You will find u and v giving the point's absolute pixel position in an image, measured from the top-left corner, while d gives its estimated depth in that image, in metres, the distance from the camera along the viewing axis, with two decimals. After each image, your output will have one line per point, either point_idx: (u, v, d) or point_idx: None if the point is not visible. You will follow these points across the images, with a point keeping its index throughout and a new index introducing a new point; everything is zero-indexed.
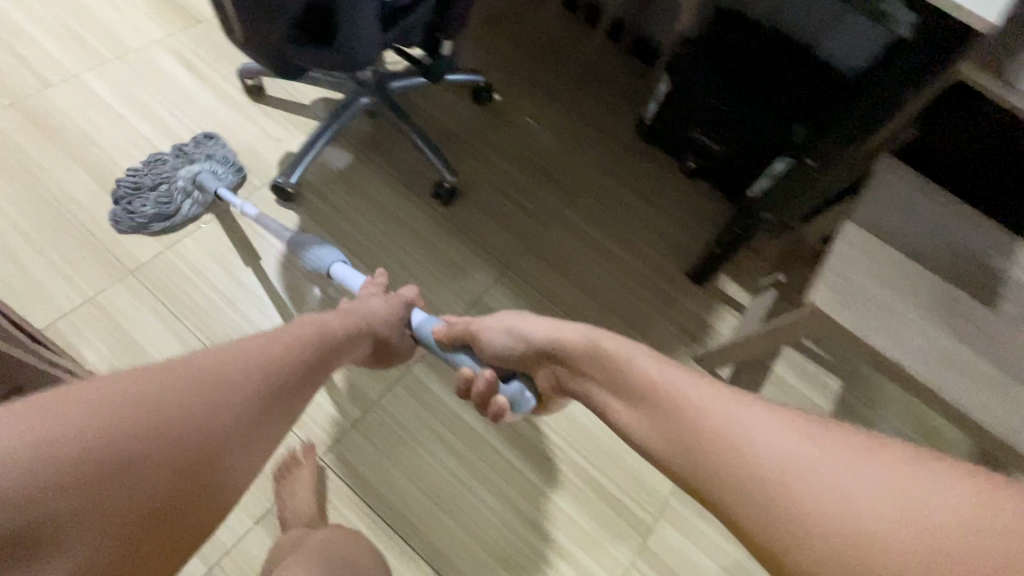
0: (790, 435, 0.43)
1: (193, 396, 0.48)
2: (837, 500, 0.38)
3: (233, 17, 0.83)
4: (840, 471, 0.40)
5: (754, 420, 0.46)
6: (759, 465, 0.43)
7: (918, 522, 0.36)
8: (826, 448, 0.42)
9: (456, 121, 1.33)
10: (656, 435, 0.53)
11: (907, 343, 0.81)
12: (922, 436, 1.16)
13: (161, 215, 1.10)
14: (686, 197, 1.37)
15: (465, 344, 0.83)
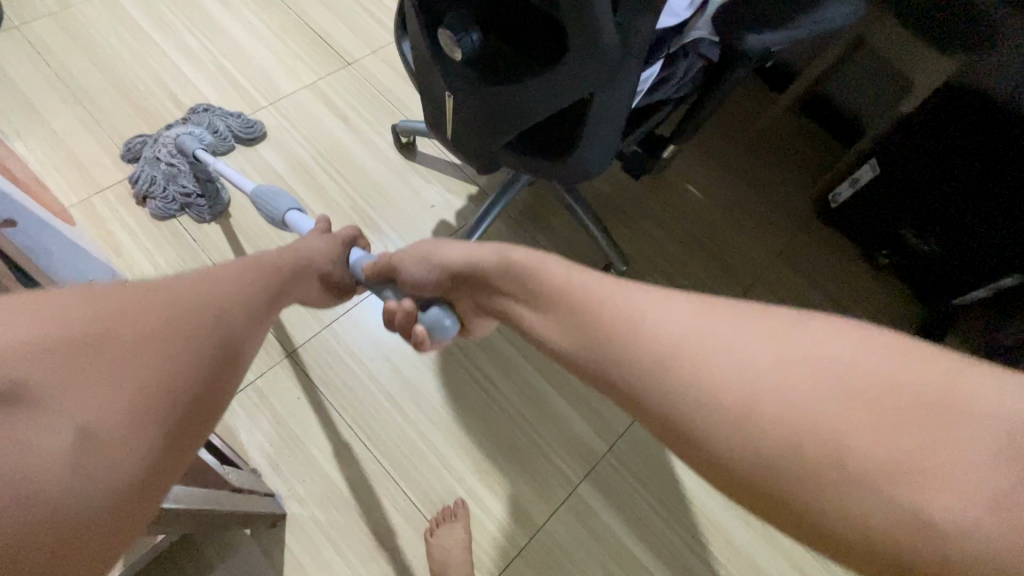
0: (741, 326, 0.39)
1: (169, 299, 0.45)
2: (801, 402, 0.34)
3: (452, 113, 0.73)
4: (767, 360, 0.36)
5: (705, 322, 0.40)
6: (711, 365, 0.37)
7: (909, 429, 0.32)
8: (766, 342, 0.37)
9: (619, 193, 1.21)
10: (581, 347, 0.45)
11: None
12: None
13: (181, 186, 1.11)
14: (872, 295, 1.21)
15: (389, 274, 0.72)
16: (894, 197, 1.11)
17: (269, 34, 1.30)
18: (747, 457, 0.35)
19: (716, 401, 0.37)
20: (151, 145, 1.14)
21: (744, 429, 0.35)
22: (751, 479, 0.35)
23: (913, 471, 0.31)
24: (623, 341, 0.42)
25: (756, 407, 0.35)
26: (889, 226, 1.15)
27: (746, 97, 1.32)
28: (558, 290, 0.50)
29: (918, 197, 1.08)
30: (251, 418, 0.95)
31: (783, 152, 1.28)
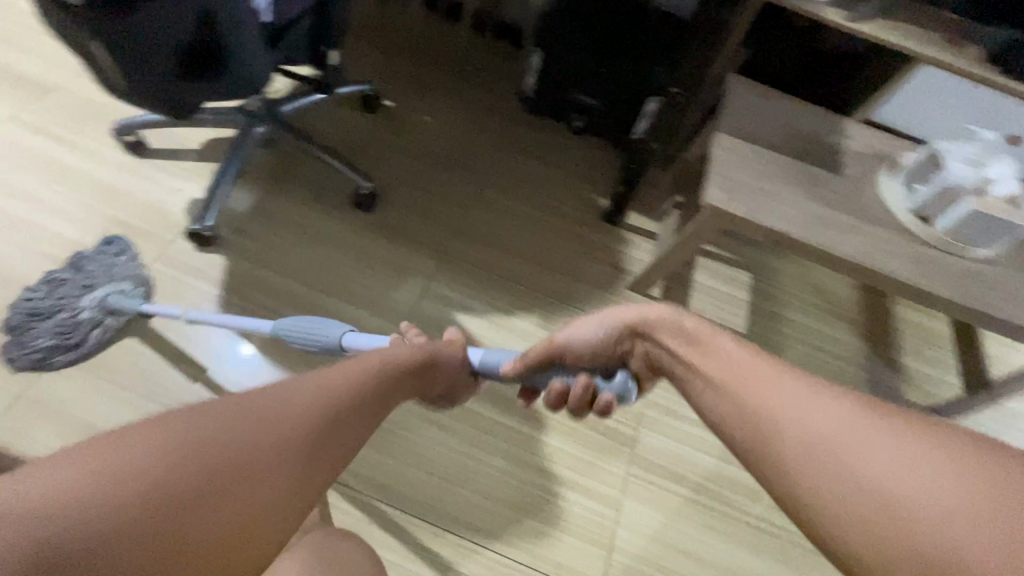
0: (842, 412, 0.50)
1: (264, 435, 0.47)
2: (854, 456, 0.47)
3: (107, 60, 0.79)
4: (816, 415, 0.51)
5: (808, 401, 0.52)
6: (816, 434, 0.49)
7: (906, 476, 0.45)
8: (867, 426, 0.49)
9: (353, 133, 1.37)
10: (720, 399, 0.58)
11: (788, 216, 0.99)
12: (822, 298, 1.37)
13: (37, 337, 1.01)
14: (581, 152, 1.51)
15: (552, 356, 0.74)
16: (555, 73, 1.41)
17: None
18: (788, 473, 0.49)
19: (793, 434, 0.50)
20: (72, 286, 1.04)
21: (802, 466, 0.49)
22: (785, 483, 0.49)
23: (915, 526, 0.42)
24: (746, 391, 0.56)
25: (810, 445, 0.49)
26: (567, 95, 1.44)
27: (442, 32, 1.57)
28: (711, 364, 0.62)
29: (572, 67, 1.38)
30: (50, 430, 0.99)
31: (478, 67, 1.54)
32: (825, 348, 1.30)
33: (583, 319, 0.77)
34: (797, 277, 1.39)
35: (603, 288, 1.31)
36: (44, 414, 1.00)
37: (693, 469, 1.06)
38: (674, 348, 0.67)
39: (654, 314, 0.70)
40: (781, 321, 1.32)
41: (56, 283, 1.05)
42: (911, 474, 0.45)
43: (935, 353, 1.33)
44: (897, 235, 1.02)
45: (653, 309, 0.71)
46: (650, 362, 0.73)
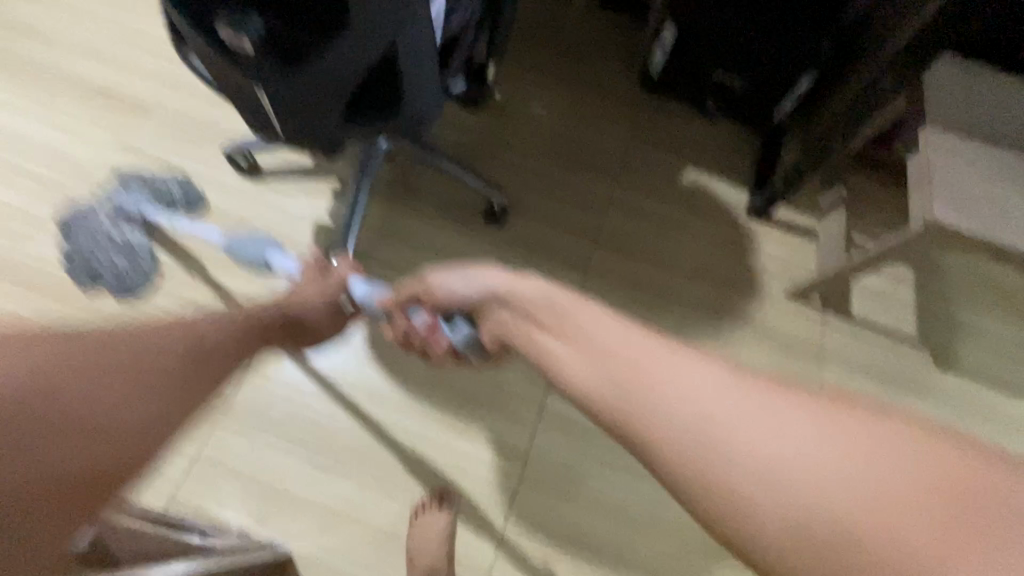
0: (720, 382, 0.40)
1: (184, 349, 0.44)
2: (742, 429, 0.37)
3: (269, 107, 0.71)
4: (704, 389, 0.40)
5: (686, 368, 0.41)
6: (697, 411, 0.39)
7: (827, 460, 0.35)
8: (749, 398, 0.38)
9: (469, 136, 1.25)
10: (583, 363, 0.47)
11: (1020, 228, 0.88)
12: (998, 293, 1.23)
13: (109, 262, 1.04)
14: (713, 136, 1.34)
15: (414, 297, 0.74)
16: (693, 50, 1.23)
17: (45, 113, 1.17)
18: (651, 441, 0.39)
19: (667, 402, 0.40)
20: (87, 210, 1.06)
21: (674, 441, 0.38)
22: (660, 458, 0.39)
23: (829, 502, 0.33)
24: (614, 359, 0.45)
25: (686, 414, 0.39)
26: (705, 75, 1.27)
27: (549, 11, 1.41)
28: (574, 327, 0.51)
29: (716, 42, 1.20)
30: (231, 491, 0.90)
31: (591, 47, 1.39)
32: (1006, 351, 1.18)
33: (452, 265, 0.70)
34: (966, 269, 1.24)
35: (762, 293, 1.19)
36: (227, 474, 0.91)
37: None
38: (546, 317, 0.55)
39: (530, 289, 0.59)
40: (956, 323, 1.19)
41: (71, 221, 1.05)
42: (815, 452, 0.35)
43: None
44: None
45: (526, 283, 0.60)
46: (499, 337, 0.65)
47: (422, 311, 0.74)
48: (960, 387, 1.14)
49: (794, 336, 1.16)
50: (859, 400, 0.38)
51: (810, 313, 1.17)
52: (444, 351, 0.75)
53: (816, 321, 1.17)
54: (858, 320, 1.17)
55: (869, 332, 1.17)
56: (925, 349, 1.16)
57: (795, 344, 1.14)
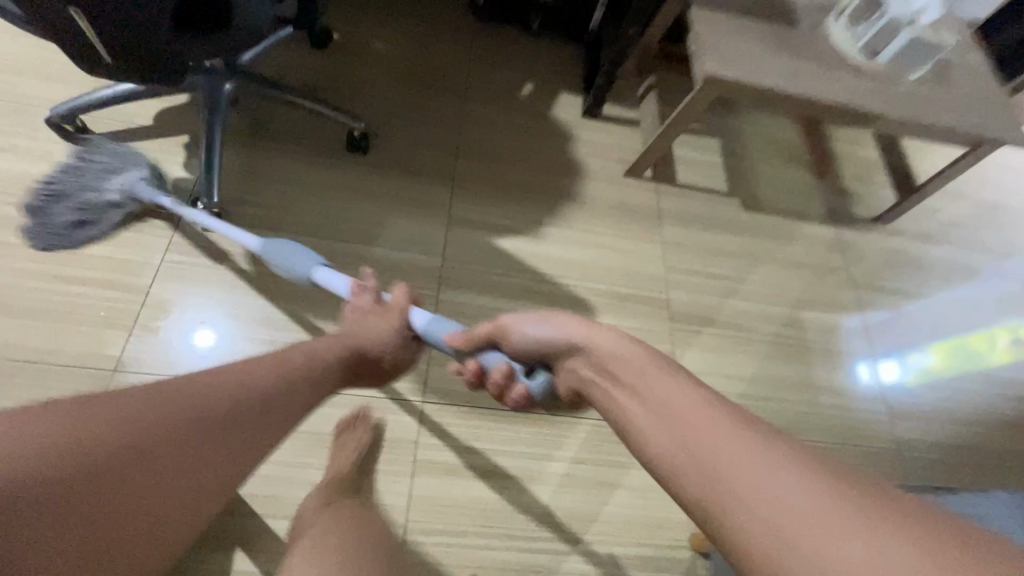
0: (786, 481, 0.47)
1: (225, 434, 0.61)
2: (777, 509, 0.45)
3: (92, 33, 0.72)
4: (755, 475, 0.48)
5: (757, 463, 0.49)
6: (762, 502, 0.47)
7: (849, 545, 0.41)
8: (813, 497, 0.45)
9: (315, 77, 1.28)
10: (660, 430, 0.58)
11: (769, 73, 1.13)
12: (778, 148, 1.54)
13: (66, 219, 0.99)
14: (543, 52, 1.50)
15: (489, 343, 0.79)
16: None
17: None
18: (710, 511, 0.49)
19: (724, 470, 0.50)
20: (92, 171, 0.99)
21: (737, 517, 0.47)
22: (728, 535, 0.47)
23: None
24: (690, 429, 0.55)
25: (736, 490, 0.48)
26: None
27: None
28: (657, 403, 0.60)
29: None
30: None
31: None
32: (791, 189, 1.50)
33: (532, 315, 0.77)
34: (754, 136, 1.54)
35: (608, 176, 1.37)
36: None
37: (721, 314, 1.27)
38: (618, 368, 0.67)
39: (604, 342, 0.70)
40: (753, 175, 1.49)
41: (72, 168, 0.99)
42: (836, 534, 0.42)
43: (874, 173, 1.56)
44: (851, 72, 1.18)
45: (603, 335, 0.70)
46: (577, 387, 0.73)
47: (498, 354, 0.78)
48: (767, 223, 1.43)
49: (641, 207, 1.36)
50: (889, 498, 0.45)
51: (647, 186, 1.39)
52: (516, 401, 0.79)
53: (654, 191, 1.39)
54: (684, 185, 1.42)
55: (694, 192, 1.41)
56: (736, 199, 1.44)
57: (642, 212, 1.35)
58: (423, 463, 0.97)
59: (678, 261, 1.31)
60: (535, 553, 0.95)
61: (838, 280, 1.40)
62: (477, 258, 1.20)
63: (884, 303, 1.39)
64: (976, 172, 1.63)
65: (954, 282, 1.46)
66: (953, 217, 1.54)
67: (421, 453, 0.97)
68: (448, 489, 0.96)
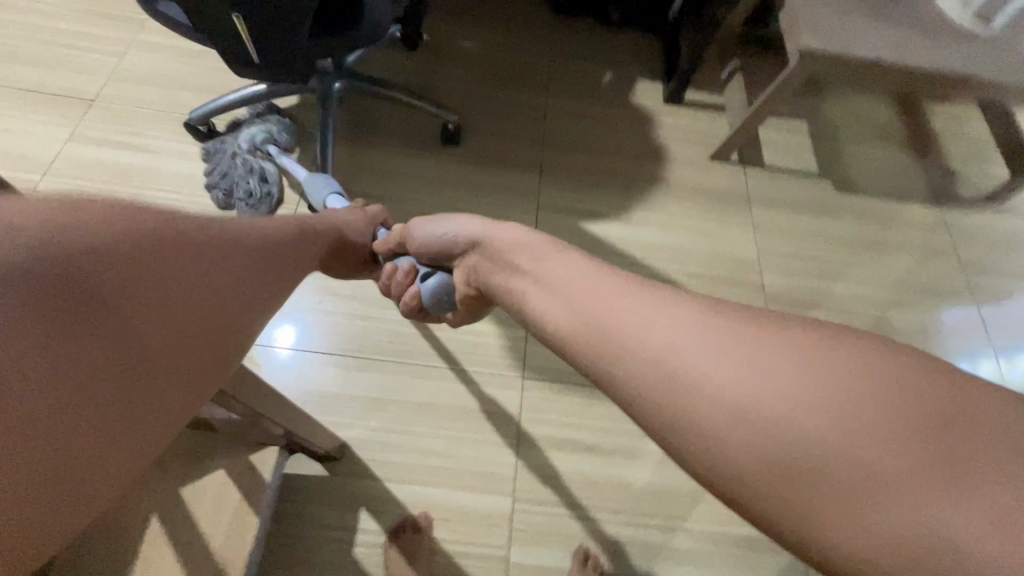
0: (811, 408, 0.32)
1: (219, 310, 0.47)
2: (710, 373, 0.35)
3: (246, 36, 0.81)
4: (694, 344, 0.36)
5: (771, 378, 0.34)
6: (797, 439, 0.31)
7: (825, 419, 0.31)
8: (858, 411, 0.31)
9: (409, 75, 1.36)
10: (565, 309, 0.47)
11: (875, 44, 1.09)
12: (871, 126, 1.48)
13: (240, 183, 1.14)
14: (622, 41, 1.51)
15: (400, 244, 0.78)
16: None
17: None
18: (639, 393, 0.38)
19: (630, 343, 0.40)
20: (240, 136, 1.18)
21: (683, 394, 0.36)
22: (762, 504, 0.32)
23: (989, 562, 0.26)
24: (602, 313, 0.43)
25: (666, 367, 0.37)
26: None
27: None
28: (564, 286, 0.49)
29: None
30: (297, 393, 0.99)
31: None
32: (888, 169, 1.43)
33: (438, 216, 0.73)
34: (845, 116, 1.49)
35: (693, 159, 1.37)
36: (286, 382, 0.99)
37: (818, 297, 1.24)
38: (522, 257, 0.57)
39: (508, 237, 0.61)
40: (846, 155, 1.43)
41: (227, 142, 1.18)
42: (781, 393, 0.33)
43: (979, 149, 1.47)
44: (964, 39, 1.13)
45: (498, 230, 0.63)
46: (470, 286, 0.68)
47: (409, 257, 0.77)
48: (862, 203, 1.37)
49: (727, 189, 1.34)
50: (827, 343, 0.35)
51: (734, 169, 1.37)
52: (411, 302, 0.79)
53: (740, 174, 1.37)
54: (772, 167, 1.39)
55: (783, 174, 1.38)
56: (828, 180, 1.39)
57: (729, 195, 1.33)
58: (527, 435, 1.00)
59: (769, 243, 1.29)
60: (638, 528, 0.96)
61: (945, 262, 1.32)
62: (566, 242, 1.23)
63: (998, 287, 1.30)
64: None
65: None
66: None
67: (525, 425, 1.01)
68: (553, 461, 0.98)
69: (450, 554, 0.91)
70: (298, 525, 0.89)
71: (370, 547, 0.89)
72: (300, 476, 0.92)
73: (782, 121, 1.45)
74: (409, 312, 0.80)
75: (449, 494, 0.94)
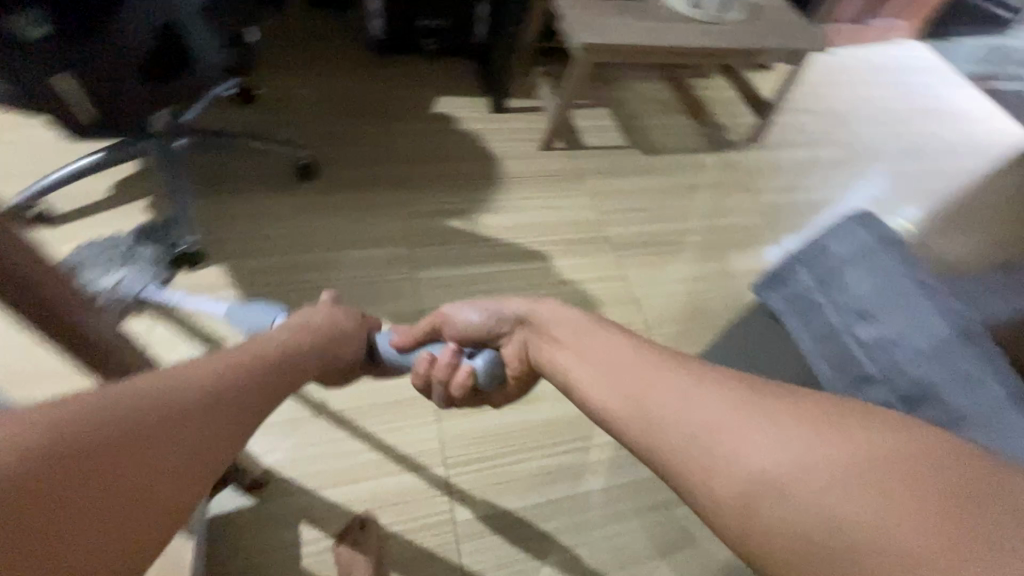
0: (725, 402, 0.42)
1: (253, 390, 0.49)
2: (736, 440, 0.39)
3: (77, 96, 0.86)
4: (682, 399, 0.44)
5: (689, 390, 0.45)
6: (696, 431, 0.42)
7: (774, 455, 0.37)
8: (750, 415, 0.40)
9: (252, 127, 1.42)
10: (608, 389, 0.52)
11: (633, 35, 1.40)
12: (657, 104, 1.84)
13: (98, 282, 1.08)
14: (444, 68, 1.71)
15: (431, 336, 0.80)
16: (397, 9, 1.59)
17: None
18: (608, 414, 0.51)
19: (671, 422, 0.44)
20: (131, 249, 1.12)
21: (683, 463, 0.41)
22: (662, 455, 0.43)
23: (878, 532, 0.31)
24: (620, 375, 0.51)
25: (649, 414, 0.46)
26: (414, 24, 1.62)
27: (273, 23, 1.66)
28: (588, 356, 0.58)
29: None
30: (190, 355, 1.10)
31: (320, 39, 1.67)
32: (677, 131, 1.78)
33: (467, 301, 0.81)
34: (635, 98, 1.83)
35: (526, 151, 1.59)
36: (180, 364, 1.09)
37: (650, 237, 1.50)
38: (559, 330, 0.66)
39: (547, 315, 0.69)
40: (644, 127, 1.76)
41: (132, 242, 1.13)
42: (771, 456, 0.37)
43: (736, 106, 1.88)
44: (692, 23, 1.49)
45: (546, 309, 0.70)
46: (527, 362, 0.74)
47: (442, 344, 0.80)
48: (666, 160, 1.70)
49: (560, 169, 1.58)
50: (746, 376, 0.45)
51: (562, 153, 1.62)
52: (462, 386, 0.76)
53: (570, 157, 1.61)
54: (593, 147, 1.66)
55: (601, 151, 1.66)
56: (636, 148, 1.70)
57: (563, 174, 1.57)
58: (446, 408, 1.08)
59: (604, 205, 1.53)
60: (565, 456, 1.07)
61: (736, 191, 1.68)
62: (437, 240, 1.35)
63: (771, 200, 1.68)
64: (814, 89, 2.00)
65: (822, 172, 1.78)
66: (808, 126, 1.89)
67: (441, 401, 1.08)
68: (477, 425, 1.07)
69: (398, 534, 0.94)
70: (235, 557, 0.88)
71: (316, 554, 0.90)
72: (228, 510, 0.91)
73: (590, 111, 1.75)
74: (459, 398, 0.79)
75: (384, 481, 0.99)
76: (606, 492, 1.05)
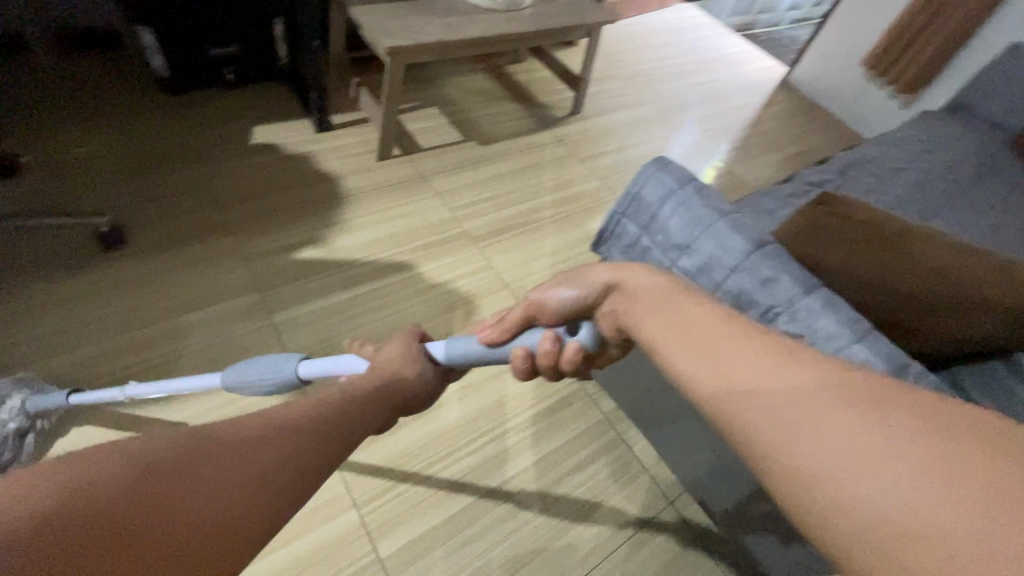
0: (810, 380, 0.32)
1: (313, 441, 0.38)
2: (811, 428, 0.30)
3: None
4: (758, 364, 0.34)
5: (761, 359, 0.34)
6: (766, 402, 0.32)
7: (846, 449, 0.28)
8: (846, 401, 0.30)
9: (24, 203, 1.20)
10: (666, 346, 0.40)
11: (438, 33, 1.41)
12: (481, 95, 1.89)
13: None
14: (250, 95, 1.59)
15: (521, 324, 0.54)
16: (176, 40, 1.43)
17: None
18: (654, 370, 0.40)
19: (740, 388, 0.34)
20: None
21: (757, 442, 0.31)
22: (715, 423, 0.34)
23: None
24: (691, 332, 0.39)
25: (710, 373, 0.35)
26: (201, 55, 1.47)
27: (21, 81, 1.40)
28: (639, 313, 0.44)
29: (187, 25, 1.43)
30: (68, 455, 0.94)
31: (89, 88, 1.45)
32: (506, 116, 1.85)
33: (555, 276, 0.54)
34: (458, 93, 1.86)
35: (363, 165, 1.54)
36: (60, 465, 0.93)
37: (506, 221, 1.54)
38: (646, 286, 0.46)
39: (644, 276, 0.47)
40: (474, 118, 1.80)
41: None
42: (849, 459, 0.28)
43: (552, 84, 2.01)
44: (491, 14, 1.54)
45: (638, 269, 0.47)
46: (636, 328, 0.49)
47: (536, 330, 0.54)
48: (503, 146, 1.75)
49: (403, 175, 1.56)
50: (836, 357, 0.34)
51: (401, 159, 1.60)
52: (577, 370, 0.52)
53: (410, 162, 1.60)
54: (430, 148, 1.66)
55: (439, 149, 1.67)
56: (472, 140, 1.73)
57: (407, 180, 1.55)
58: None
59: (456, 201, 1.55)
60: (477, 453, 1.07)
61: (573, 161, 1.79)
62: (290, 276, 1.26)
63: (605, 162, 1.82)
64: (615, 57, 2.21)
65: (640, 129, 1.97)
66: (618, 91, 2.08)
67: None
68: (381, 453, 1.03)
69: None
70: None
71: None
72: None
73: (418, 112, 1.74)
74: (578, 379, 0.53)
75: (293, 546, 0.91)
76: (525, 474, 1.07)
